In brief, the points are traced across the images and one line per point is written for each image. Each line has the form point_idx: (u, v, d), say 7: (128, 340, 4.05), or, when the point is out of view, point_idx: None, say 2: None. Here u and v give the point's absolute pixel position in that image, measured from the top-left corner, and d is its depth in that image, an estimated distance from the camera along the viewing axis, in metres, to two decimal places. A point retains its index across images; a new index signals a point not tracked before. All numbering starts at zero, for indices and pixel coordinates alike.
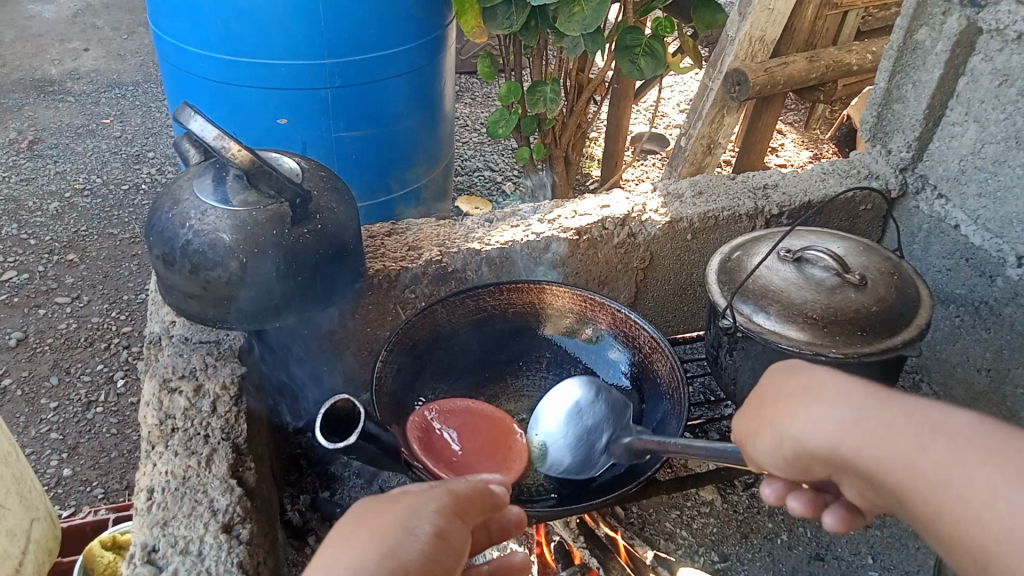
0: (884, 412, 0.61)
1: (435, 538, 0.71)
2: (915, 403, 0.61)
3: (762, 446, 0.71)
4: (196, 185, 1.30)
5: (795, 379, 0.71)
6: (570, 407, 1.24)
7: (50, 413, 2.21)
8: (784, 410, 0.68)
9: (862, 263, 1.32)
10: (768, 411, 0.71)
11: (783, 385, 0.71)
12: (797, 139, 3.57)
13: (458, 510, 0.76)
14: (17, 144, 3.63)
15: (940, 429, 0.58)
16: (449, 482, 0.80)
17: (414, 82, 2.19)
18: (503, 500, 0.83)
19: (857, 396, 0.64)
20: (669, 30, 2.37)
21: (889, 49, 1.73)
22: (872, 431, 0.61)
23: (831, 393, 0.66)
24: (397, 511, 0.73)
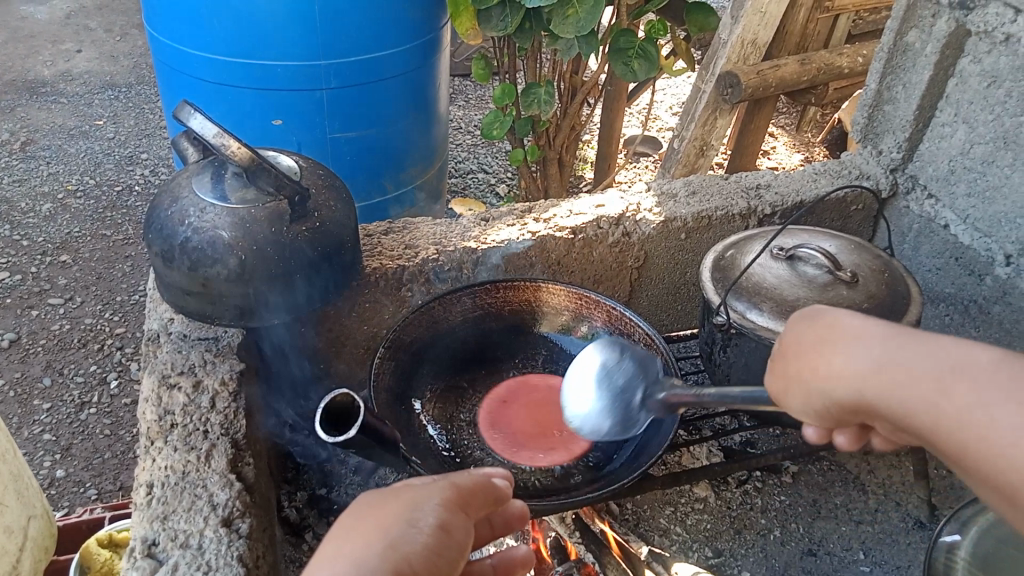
0: (913, 358, 0.67)
1: (439, 530, 0.72)
2: (937, 347, 0.67)
3: (791, 397, 0.76)
4: (195, 182, 1.31)
5: (814, 330, 0.76)
6: (597, 370, 1.15)
7: (43, 414, 2.21)
8: (810, 362, 0.73)
9: (853, 261, 1.34)
10: (792, 363, 0.76)
11: (803, 336, 0.76)
12: (789, 142, 3.60)
13: (462, 503, 0.77)
14: (9, 146, 3.62)
15: (960, 370, 0.64)
16: (452, 475, 0.80)
17: (410, 82, 2.20)
18: (507, 494, 0.84)
19: (879, 343, 0.70)
20: (662, 33, 2.39)
21: (879, 52, 1.76)
22: (898, 378, 0.67)
23: (852, 342, 0.71)
24: (400, 504, 0.74)
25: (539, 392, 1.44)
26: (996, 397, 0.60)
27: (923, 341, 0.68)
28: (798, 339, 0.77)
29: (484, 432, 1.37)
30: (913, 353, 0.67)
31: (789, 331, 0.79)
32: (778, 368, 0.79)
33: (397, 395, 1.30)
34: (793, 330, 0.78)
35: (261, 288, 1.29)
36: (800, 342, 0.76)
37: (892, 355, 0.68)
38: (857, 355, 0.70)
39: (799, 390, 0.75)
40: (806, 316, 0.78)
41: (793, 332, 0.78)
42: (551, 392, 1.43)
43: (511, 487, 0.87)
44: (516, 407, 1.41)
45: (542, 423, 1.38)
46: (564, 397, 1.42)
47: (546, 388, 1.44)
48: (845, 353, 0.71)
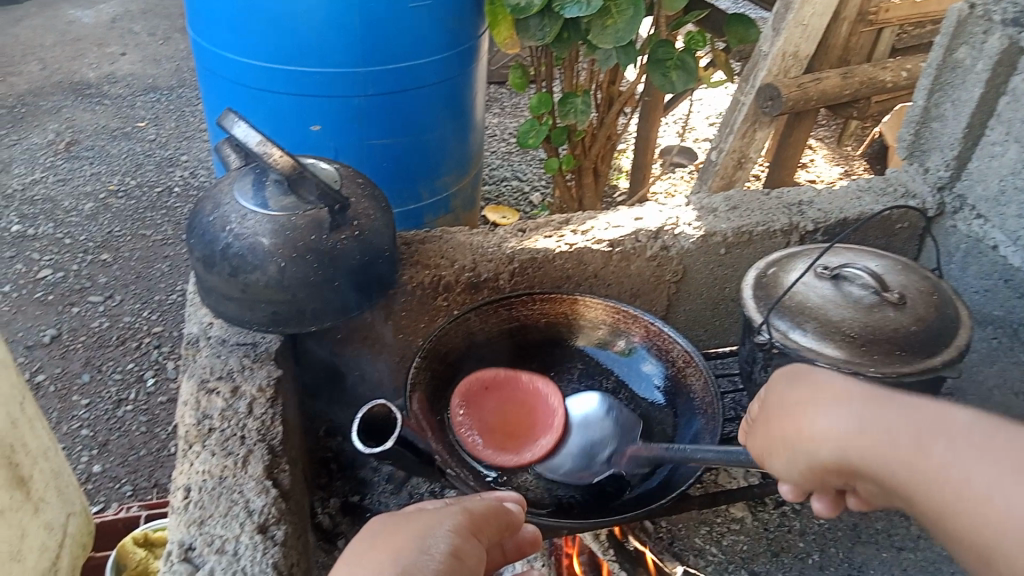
0: (886, 420, 0.75)
1: (451, 557, 0.73)
2: (912, 411, 0.74)
3: (780, 451, 0.85)
4: (236, 189, 1.32)
5: (803, 387, 0.85)
6: (580, 418, 1.35)
7: (81, 410, 2.24)
8: (798, 418, 0.83)
9: (901, 282, 1.31)
10: (781, 418, 0.85)
11: (793, 392, 0.86)
12: (828, 155, 3.55)
13: (472, 529, 0.79)
14: (55, 145, 3.70)
15: (935, 428, 0.71)
16: (464, 504, 0.83)
17: (447, 90, 2.21)
18: (515, 520, 0.86)
19: (858, 402, 0.78)
20: (701, 44, 2.36)
21: (928, 67, 1.72)
22: (873, 437, 0.75)
23: (836, 401, 0.80)
24: (412, 531, 0.75)
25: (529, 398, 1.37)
26: (965, 457, 0.68)
27: (904, 402, 0.76)
28: (790, 398, 0.86)
29: (453, 405, 1.31)
30: (895, 411, 0.75)
31: (780, 392, 0.89)
32: (769, 423, 0.88)
33: (433, 405, 1.29)
34: (784, 387, 0.88)
35: (301, 295, 1.29)
36: (789, 397, 0.86)
37: (874, 412, 0.76)
38: (843, 414, 0.79)
39: (785, 446, 0.84)
40: (795, 375, 0.89)
41: (783, 388, 0.88)
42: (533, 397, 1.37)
43: (521, 515, 0.89)
44: (495, 399, 1.35)
45: (511, 426, 1.34)
46: (544, 405, 1.36)
47: (528, 390, 1.38)
48: (830, 411, 0.80)
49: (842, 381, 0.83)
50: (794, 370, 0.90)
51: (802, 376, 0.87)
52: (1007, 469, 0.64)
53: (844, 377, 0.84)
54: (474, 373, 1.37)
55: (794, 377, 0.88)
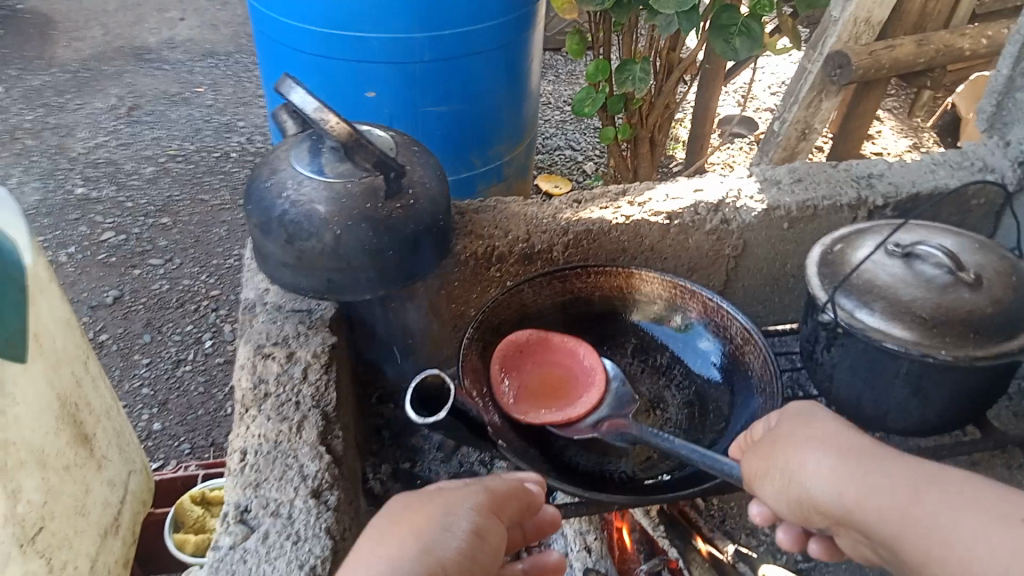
0: (882, 468, 0.80)
1: (472, 535, 0.80)
2: (908, 464, 0.79)
3: (769, 480, 0.88)
4: (294, 155, 1.32)
5: (804, 427, 0.90)
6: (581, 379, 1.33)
7: (141, 369, 2.31)
8: (794, 452, 0.87)
9: (977, 261, 1.24)
10: (776, 451, 0.89)
11: (793, 429, 0.90)
12: (896, 127, 3.41)
13: (496, 507, 0.85)
14: (118, 110, 3.78)
15: (926, 480, 0.77)
16: (488, 482, 0.89)
17: (504, 57, 2.17)
18: (539, 498, 0.92)
19: (854, 450, 0.83)
20: (768, 9, 2.27)
21: (1015, 34, 1.63)
22: (868, 482, 0.79)
23: (832, 445, 0.85)
24: (439, 508, 0.83)
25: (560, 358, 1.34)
26: (957, 510, 0.73)
27: (899, 456, 0.81)
28: (788, 433, 0.90)
29: (494, 374, 1.27)
30: (889, 462, 0.80)
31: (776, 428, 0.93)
32: (762, 454, 0.91)
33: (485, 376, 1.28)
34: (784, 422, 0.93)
35: (355, 263, 1.29)
36: (789, 432, 0.90)
37: (868, 460, 0.81)
38: (840, 457, 0.83)
39: (776, 479, 0.87)
40: (796, 415, 0.93)
41: (783, 424, 0.93)
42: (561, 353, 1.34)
43: (545, 492, 0.96)
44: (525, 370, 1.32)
45: (547, 383, 1.31)
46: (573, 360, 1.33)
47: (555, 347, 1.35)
48: (827, 452, 0.84)
49: (839, 428, 0.88)
50: (795, 410, 0.95)
51: (804, 417, 0.92)
52: (998, 525, 0.70)
53: (842, 424, 0.89)
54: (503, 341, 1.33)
55: (796, 416, 0.93)
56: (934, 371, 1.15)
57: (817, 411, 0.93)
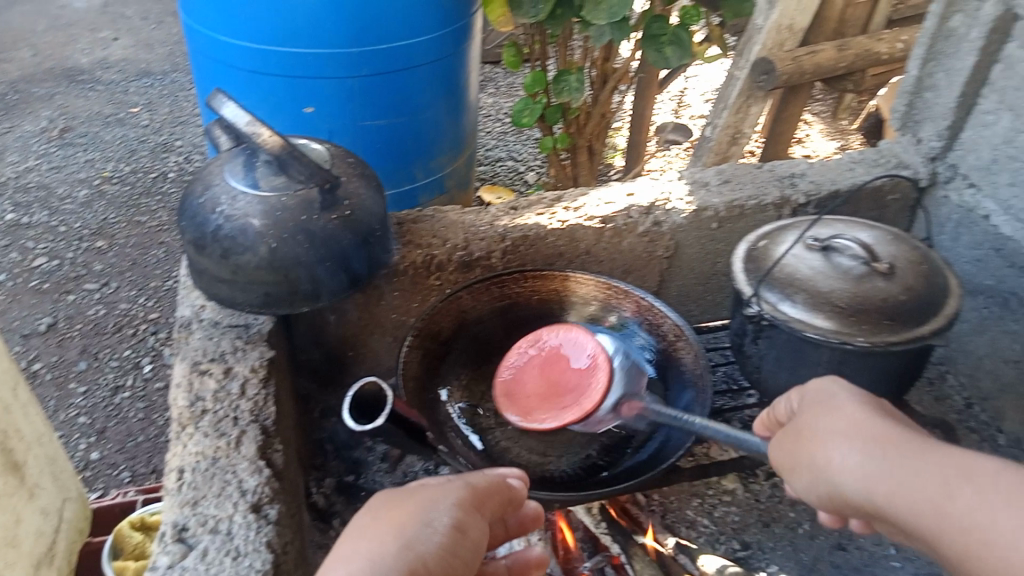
0: (913, 462, 0.77)
1: (452, 529, 0.79)
2: (942, 456, 0.76)
3: (804, 476, 0.88)
4: (227, 170, 1.32)
5: (832, 419, 0.88)
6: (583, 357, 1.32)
7: (78, 397, 2.26)
8: (822, 446, 0.85)
9: (891, 252, 1.31)
10: (806, 445, 0.88)
11: (821, 420, 0.89)
12: (823, 130, 3.53)
13: (476, 502, 0.85)
14: (48, 133, 3.69)
15: (958, 472, 0.73)
16: (469, 476, 0.88)
17: (440, 70, 2.19)
18: (521, 493, 0.92)
19: (882, 443, 0.81)
20: (695, 19, 2.34)
21: (922, 37, 1.72)
22: (899, 476, 0.77)
23: (859, 440, 0.83)
24: (418, 503, 0.82)
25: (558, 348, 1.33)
26: (989, 505, 0.69)
27: (933, 448, 0.78)
28: (817, 424, 0.89)
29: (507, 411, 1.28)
30: (918, 454, 0.78)
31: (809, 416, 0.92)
32: (796, 444, 0.90)
33: (425, 383, 1.30)
34: (810, 410, 0.91)
35: (292, 275, 1.30)
36: (817, 423, 0.89)
37: (895, 455, 0.79)
38: (868, 452, 0.81)
39: (810, 471, 0.86)
40: (824, 399, 0.92)
41: (808, 410, 0.92)
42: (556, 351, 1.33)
43: (526, 487, 0.95)
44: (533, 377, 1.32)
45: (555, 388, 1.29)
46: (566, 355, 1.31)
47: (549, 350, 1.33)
48: (855, 448, 0.82)
49: (872, 417, 0.85)
50: (823, 394, 0.93)
51: (832, 404, 0.90)
52: None
53: (870, 411, 0.87)
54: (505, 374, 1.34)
55: (823, 401, 0.91)
56: (854, 357, 1.20)
57: (847, 396, 0.91)
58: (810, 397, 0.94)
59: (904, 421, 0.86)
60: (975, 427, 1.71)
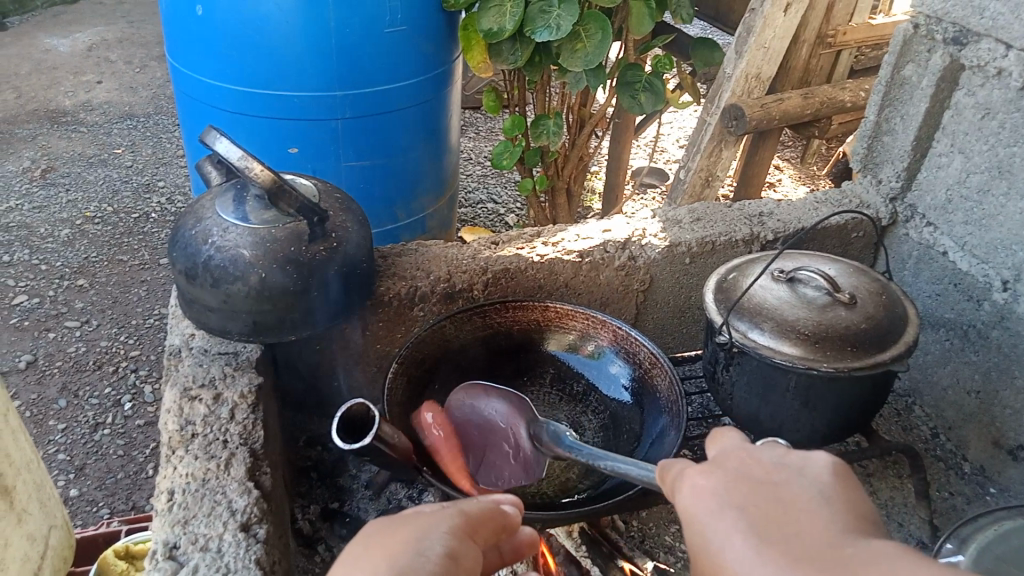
0: None
1: (447, 557, 0.69)
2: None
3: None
4: (218, 204, 1.37)
5: (726, 513, 0.56)
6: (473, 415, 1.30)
7: (57, 435, 2.25)
8: (717, 564, 0.54)
9: (852, 284, 1.38)
10: (699, 564, 0.56)
11: (708, 514, 0.58)
12: (794, 175, 3.66)
13: (469, 530, 0.75)
14: (30, 173, 3.72)
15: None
16: (460, 503, 0.78)
17: (422, 114, 2.27)
18: (513, 521, 0.83)
19: (794, 557, 0.50)
20: (668, 67, 2.45)
21: (878, 85, 1.82)
22: None
23: (767, 552, 0.51)
24: (407, 531, 0.71)
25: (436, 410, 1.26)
26: None
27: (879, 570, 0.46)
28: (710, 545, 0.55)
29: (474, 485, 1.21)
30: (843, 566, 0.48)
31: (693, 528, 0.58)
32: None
33: (410, 408, 1.34)
34: (691, 502, 0.60)
35: (282, 303, 1.34)
36: (704, 526, 0.57)
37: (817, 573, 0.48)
38: (774, 570, 0.50)
39: None
40: (705, 486, 0.61)
41: (688, 496, 0.61)
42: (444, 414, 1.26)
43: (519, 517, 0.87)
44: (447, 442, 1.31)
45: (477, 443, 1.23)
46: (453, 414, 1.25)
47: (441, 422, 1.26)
48: (757, 565, 0.51)
49: (770, 530, 0.53)
50: (703, 480, 0.62)
51: (720, 492, 0.59)
52: None
53: (767, 496, 0.57)
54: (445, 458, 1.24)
55: (705, 490, 0.60)
56: (819, 382, 1.26)
57: (736, 479, 0.60)
58: (688, 484, 0.63)
59: (817, 516, 0.54)
60: (941, 455, 1.78)
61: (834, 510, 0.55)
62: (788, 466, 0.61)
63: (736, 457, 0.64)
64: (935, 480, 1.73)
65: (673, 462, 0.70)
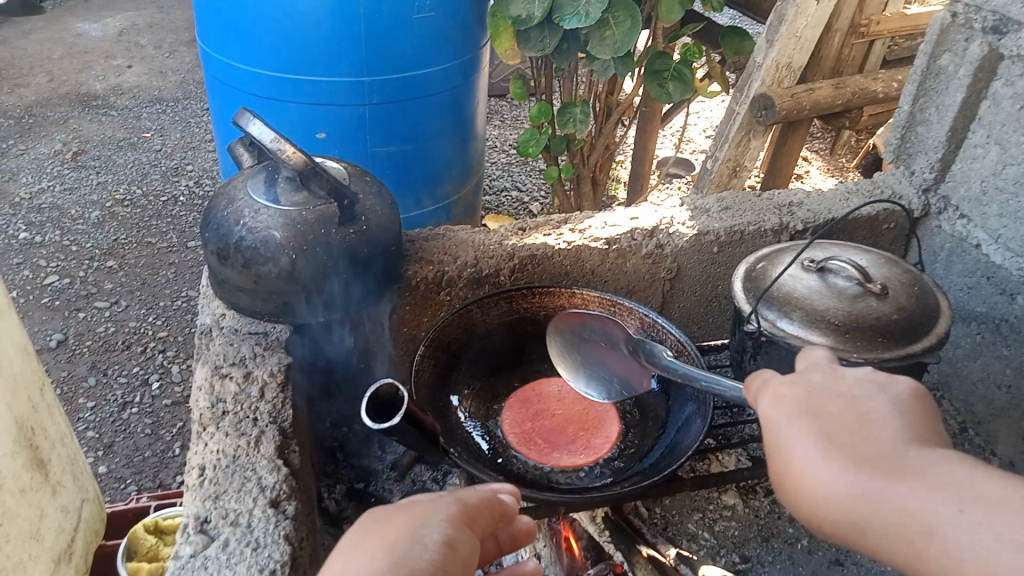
0: (901, 493, 0.65)
1: (443, 546, 0.71)
2: (936, 486, 0.65)
3: (777, 492, 0.76)
4: (250, 185, 1.38)
5: (801, 418, 0.75)
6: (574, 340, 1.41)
7: (87, 412, 2.29)
8: (790, 458, 0.73)
9: (884, 274, 1.36)
10: (773, 454, 0.76)
11: (787, 418, 0.77)
12: (822, 167, 3.62)
13: (467, 519, 0.77)
14: (62, 155, 3.77)
15: (944, 497, 0.63)
16: (458, 491, 0.80)
17: (449, 100, 2.27)
18: (512, 510, 0.84)
19: (857, 460, 0.69)
20: (697, 55, 2.42)
21: (913, 74, 1.80)
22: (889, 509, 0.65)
23: (833, 454, 0.71)
24: (405, 521, 0.73)
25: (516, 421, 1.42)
26: (995, 541, 0.59)
27: (921, 475, 0.66)
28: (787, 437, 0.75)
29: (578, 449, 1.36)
30: (895, 470, 0.67)
31: (775, 423, 0.78)
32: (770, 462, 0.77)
33: (436, 391, 1.35)
34: (773, 407, 0.79)
35: (312, 285, 1.35)
36: (782, 428, 0.76)
37: (874, 474, 0.68)
38: (840, 464, 0.69)
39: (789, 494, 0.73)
40: (787, 396, 0.80)
41: (775, 401, 0.80)
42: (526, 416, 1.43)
43: (517, 504, 0.87)
44: (521, 418, 1.42)
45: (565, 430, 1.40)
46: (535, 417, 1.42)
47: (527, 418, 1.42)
48: (824, 463, 0.70)
49: (840, 433, 0.73)
50: (785, 390, 0.81)
51: (800, 402, 0.78)
52: None
53: (844, 408, 0.75)
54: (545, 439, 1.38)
55: (787, 401, 0.79)
56: None
57: (813, 393, 0.79)
58: (771, 392, 0.82)
59: (882, 425, 0.73)
60: (969, 450, 1.76)
61: (897, 421, 0.73)
62: (859, 384, 0.79)
63: (820, 374, 0.82)
64: None
65: (760, 373, 0.88)
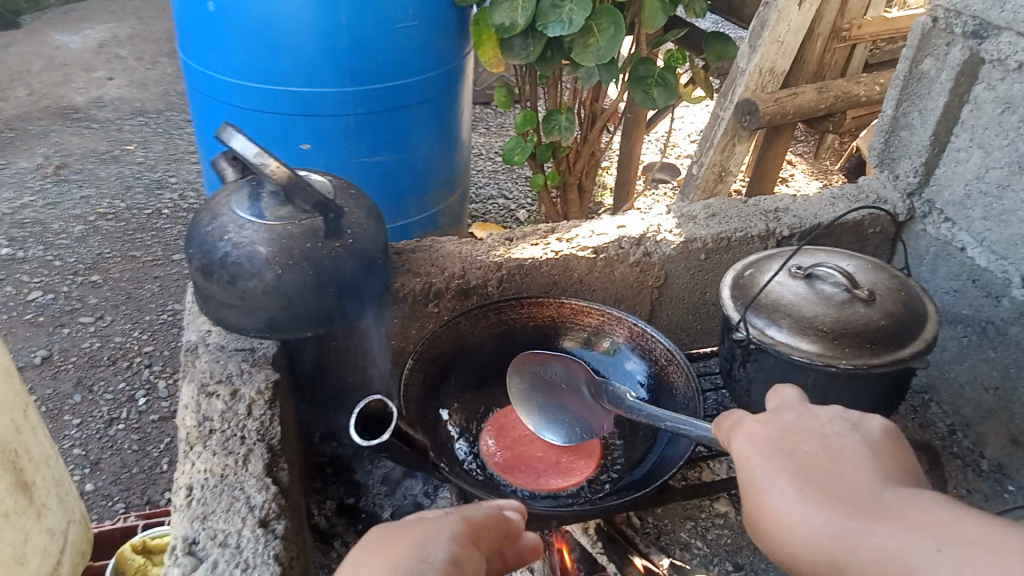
0: (876, 530, 0.62)
1: (449, 564, 0.70)
2: (912, 521, 0.61)
3: (752, 534, 0.72)
4: (234, 200, 1.37)
5: (776, 459, 0.73)
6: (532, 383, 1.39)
7: (73, 429, 2.26)
8: (765, 498, 0.70)
9: (870, 280, 1.37)
10: (748, 498, 0.73)
11: (760, 458, 0.75)
12: (806, 170, 3.64)
13: (472, 537, 0.75)
14: (44, 169, 3.74)
15: (919, 533, 0.60)
16: (463, 508, 0.79)
17: (434, 109, 2.27)
18: (518, 528, 0.82)
19: (831, 499, 0.67)
20: (681, 62, 2.43)
21: (896, 79, 1.81)
22: (863, 548, 0.62)
23: (811, 493, 0.68)
24: (409, 539, 0.72)
25: (496, 444, 1.39)
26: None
27: (898, 513, 0.63)
28: (760, 480, 0.72)
29: (568, 461, 1.34)
30: (870, 509, 0.64)
31: (748, 467, 0.75)
32: (746, 506, 0.74)
33: (425, 404, 1.34)
34: (747, 447, 0.77)
35: (299, 300, 1.34)
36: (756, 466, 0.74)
37: (848, 514, 0.65)
38: (814, 505, 0.67)
39: (765, 538, 0.70)
40: (760, 435, 0.78)
41: (750, 442, 0.78)
42: (509, 432, 1.41)
43: (523, 522, 0.86)
44: (502, 439, 1.40)
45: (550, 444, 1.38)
46: (516, 435, 1.41)
47: (511, 437, 1.40)
48: (800, 504, 0.67)
49: (814, 472, 0.70)
50: (759, 430, 0.78)
51: (774, 442, 0.76)
52: None
53: (817, 449, 0.73)
54: (532, 453, 1.36)
55: (761, 441, 0.77)
56: (838, 380, 1.25)
57: (788, 433, 0.76)
58: (745, 431, 0.80)
59: (856, 465, 0.70)
60: (958, 452, 1.77)
61: (871, 460, 0.71)
62: (833, 423, 0.77)
63: (793, 413, 0.81)
64: (952, 478, 1.70)
65: (730, 414, 0.86)
